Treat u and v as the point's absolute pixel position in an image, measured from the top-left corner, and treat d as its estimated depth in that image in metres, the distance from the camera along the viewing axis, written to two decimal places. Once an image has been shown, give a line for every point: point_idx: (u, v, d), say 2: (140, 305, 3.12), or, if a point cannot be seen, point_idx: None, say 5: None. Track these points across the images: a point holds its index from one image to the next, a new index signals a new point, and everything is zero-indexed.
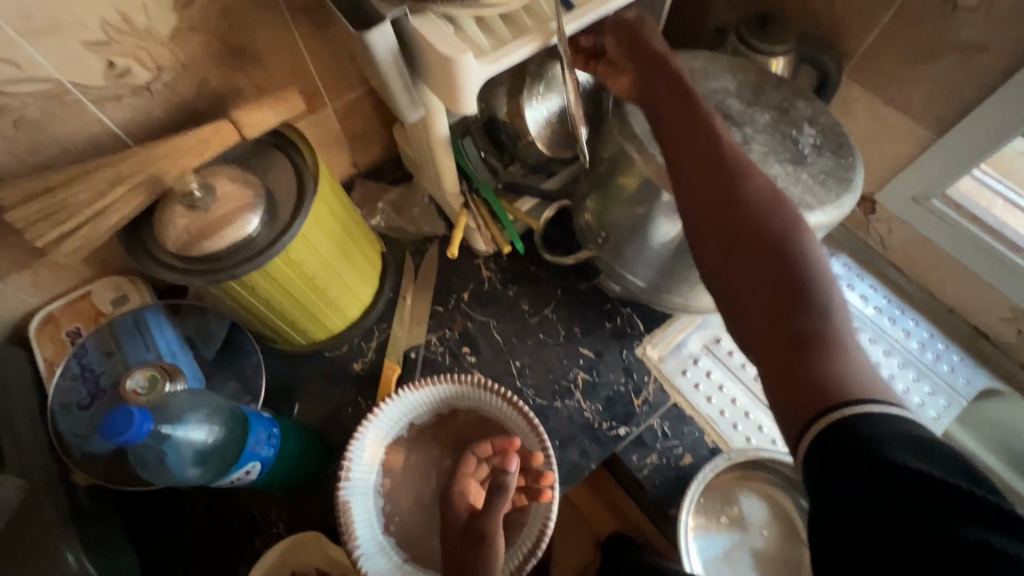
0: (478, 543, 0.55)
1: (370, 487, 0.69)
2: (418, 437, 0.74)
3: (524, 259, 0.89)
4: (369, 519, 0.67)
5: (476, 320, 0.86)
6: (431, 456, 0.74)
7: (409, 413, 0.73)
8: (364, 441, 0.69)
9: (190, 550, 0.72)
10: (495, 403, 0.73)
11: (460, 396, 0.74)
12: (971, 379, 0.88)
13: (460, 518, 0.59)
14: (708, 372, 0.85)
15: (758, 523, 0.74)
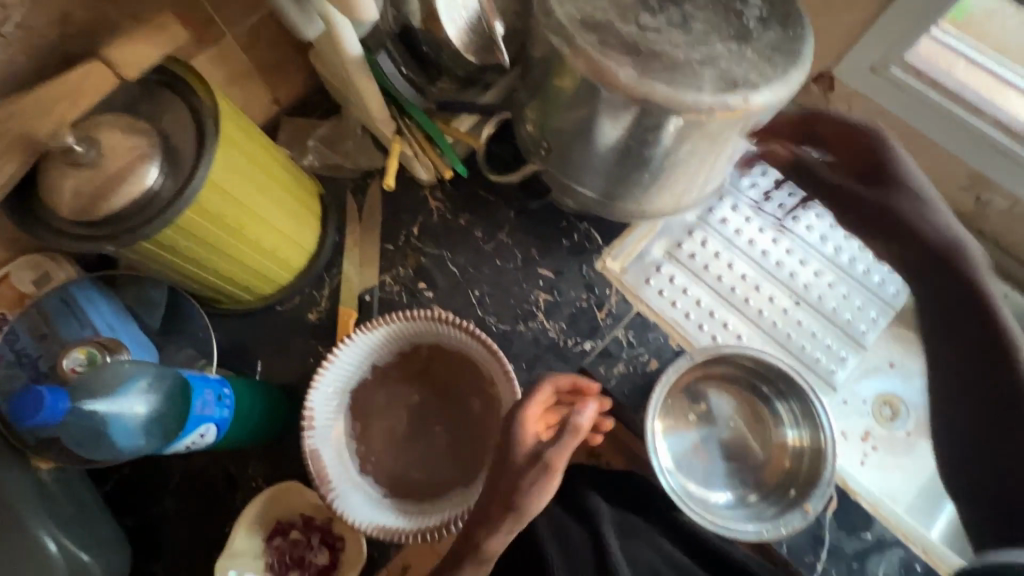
0: (540, 472, 0.55)
1: (337, 431, 0.68)
2: (386, 378, 0.74)
3: (471, 183, 0.84)
4: (343, 461, 0.67)
5: (429, 254, 0.82)
6: (400, 394, 0.74)
7: (368, 355, 0.71)
8: (323, 389, 0.67)
9: (174, 513, 0.72)
10: (455, 335, 0.71)
11: (419, 333, 0.72)
12: None
13: (520, 444, 0.56)
14: (671, 279, 0.85)
15: (724, 416, 0.76)
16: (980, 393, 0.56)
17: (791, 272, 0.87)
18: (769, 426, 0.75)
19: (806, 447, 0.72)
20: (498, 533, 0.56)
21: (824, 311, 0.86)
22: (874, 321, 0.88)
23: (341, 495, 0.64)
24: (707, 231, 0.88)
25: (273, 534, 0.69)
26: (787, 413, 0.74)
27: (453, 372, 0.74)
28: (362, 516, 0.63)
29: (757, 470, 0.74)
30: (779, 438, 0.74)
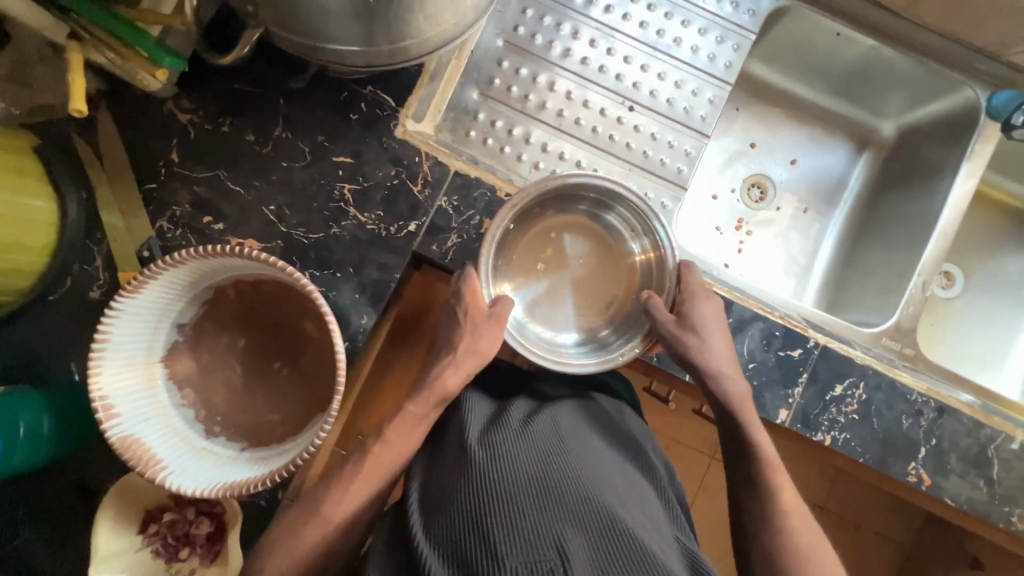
0: (492, 323, 0.64)
1: (164, 402, 0.62)
2: (202, 335, 0.66)
3: (220, 80, 0.69)
4: (176, 433, 0.61)
5: (202, 180, 0.69)
6: (224, 343, 0.66)
7: (159, 315, 0.61)
8: (113, 370, 0.58)
9: (29, 543, 0.65)
10: (246, 262, 0.61)
11: (206, 272, 0.62)
12: (756, 8, 0.80)
13: (468, 303, 0.64)
14: (492, 123, 0.76)
15: (570, 255, 0.73)
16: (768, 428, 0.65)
17: (617, 75, 0.78)
18: (614, 246, 0.73)
19: (649, 257, 0.70)
20: (451, 369, 0.63)
21: (660, 109, 0.78)
22: (712, 103, 0.79)
23: (176, 470, 0.58)
24: (517, 56, 0.77)
25: (146, 524, 0.65)
26: (619, 221, 0.71)
27: (270, 303, 0.66)
28: (204, 483, 0.58)
29: (613, 301, 0.72)
30: (628, 254, 0.72)
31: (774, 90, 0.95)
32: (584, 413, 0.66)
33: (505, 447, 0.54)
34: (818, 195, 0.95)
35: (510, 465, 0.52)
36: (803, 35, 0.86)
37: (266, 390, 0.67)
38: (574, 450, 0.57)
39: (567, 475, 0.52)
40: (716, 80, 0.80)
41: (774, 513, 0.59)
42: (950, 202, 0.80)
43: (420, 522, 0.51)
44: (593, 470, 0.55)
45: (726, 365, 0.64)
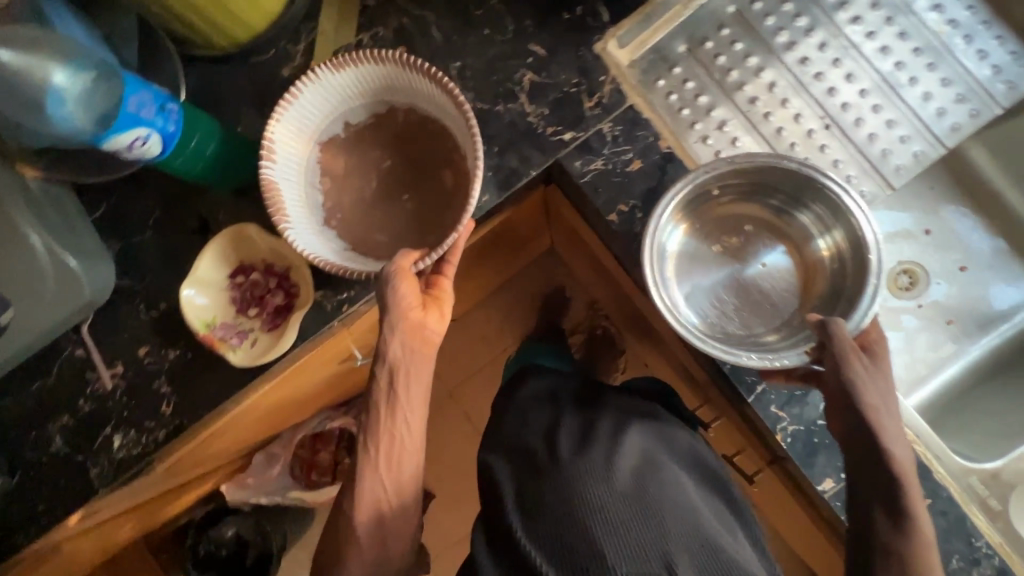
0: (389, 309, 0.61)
1: (306, 175, 0.70)
2: (359, 142, 0.71)
3: None
4: (303, 203, 0.68)
5: (412, 15, 0.74)
6: (372, 159, 0.71)
7: (335, 105, 0.70)
8: (288, 124, 0.67)
9: (153, 243, 0.77)
10: (429, 89, 0.67)
11: (388, 84, 0.69)
12: (1015, 83, 0.73)
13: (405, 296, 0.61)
14: (684, 81, 0.74)
15: (750, 246, 0.72)
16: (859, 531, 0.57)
17: (830, 88, 0.73)
18: (797, 242, 0.71)
19: (841, 249, 0.68)
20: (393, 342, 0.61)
21: (858, 141, 0.73)
22: (915, 157, 0.72)
23: (295, 227, 0.66)
24: (740, 28, 0.75)
25: (236, 273, 0.73)
26: (811, 222, 0.70)
27: (430, 141, 0.70)
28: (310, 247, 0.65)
29: (778, 309, 0.70)
30: (812, 253, 0.70)
31: (981, 186, 0.86)
32: (664, 440, 0.66)
33: (588, 459, 0.58)
34: (974, 314, 0.85)
35: (597, 483, 0.55)
36: None
37: (387, 211, 0.70)
38: (659, 476, 0.58)
39: (656, 502, 0.55)
40: (931, 137, 0.73)
41: None
42: None
43: (517, 517, 0.56)
44: (679, 500, 0.57)
45: (887, 420, 0.55)
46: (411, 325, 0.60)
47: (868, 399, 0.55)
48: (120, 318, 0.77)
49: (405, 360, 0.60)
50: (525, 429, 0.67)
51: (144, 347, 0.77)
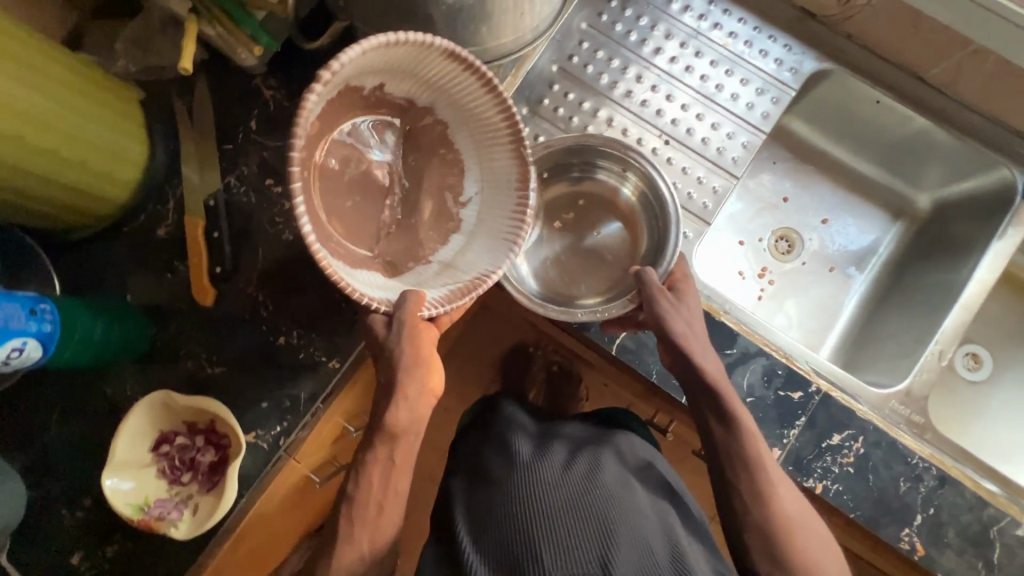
0: (407, 368, 0.57)
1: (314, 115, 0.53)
2: (356, 95, 0.56)
3: (305, 66, 0.79)
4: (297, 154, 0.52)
5: (272, 148, 0.78)
6: (373, 134, 0.59)
7: (395, 64, 0.55)
8: (367, 58, 0.51)
9: (61, 440, 0.73)
10: (490, 119, 0.59)
11: (445, 82, 0.57)
12: (798, 68, 0.85)
13: (425, 348, 0.58)
14: (535, 138, 0.82)
15: (583, 220, 0.81)
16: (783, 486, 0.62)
17: (658, 110, 0.84)
18: (614, 198, 0.81)
19: (643, 190, 0.77)
20: (402, 406, 0.58)
21: (695, 147, 0.83)
22: (744, 147, 0.84)
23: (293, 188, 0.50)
24: (568, 82, 0.84)
25: (159, 444, 0.70)
26: (610, 175, 0.79)
27: (439, 148, 0.62)
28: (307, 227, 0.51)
29: (620, 262, 0.80)
30: (626, 203, 0.80)
31: (814, 150, 0.96)
32: (628, 447, 0.70)
33: (546, 478, 0.61)
34: (847, 255, 0.95)
35: (548, 497, 0.59)
36: (841, 99, 0.89)
37: (367, 212, 0.59)
38: (606, 478, 0.62)
39: (603, 507, 0.58)
40: (751, 128, 0.84)
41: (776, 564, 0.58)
42: (977, 274, 0.81)
43: (469, 533, 0.60)
44: (628, 504, 0.60)
45: (693, 341, 0.63)
46: (425, 384, 0.58)
47: (675, 328, 0.63)
48: (40, 533, 0.71)
49: (411, 429, 0.59)
50: (483, 455, 0.69)
51: (76, 553, 0.71)
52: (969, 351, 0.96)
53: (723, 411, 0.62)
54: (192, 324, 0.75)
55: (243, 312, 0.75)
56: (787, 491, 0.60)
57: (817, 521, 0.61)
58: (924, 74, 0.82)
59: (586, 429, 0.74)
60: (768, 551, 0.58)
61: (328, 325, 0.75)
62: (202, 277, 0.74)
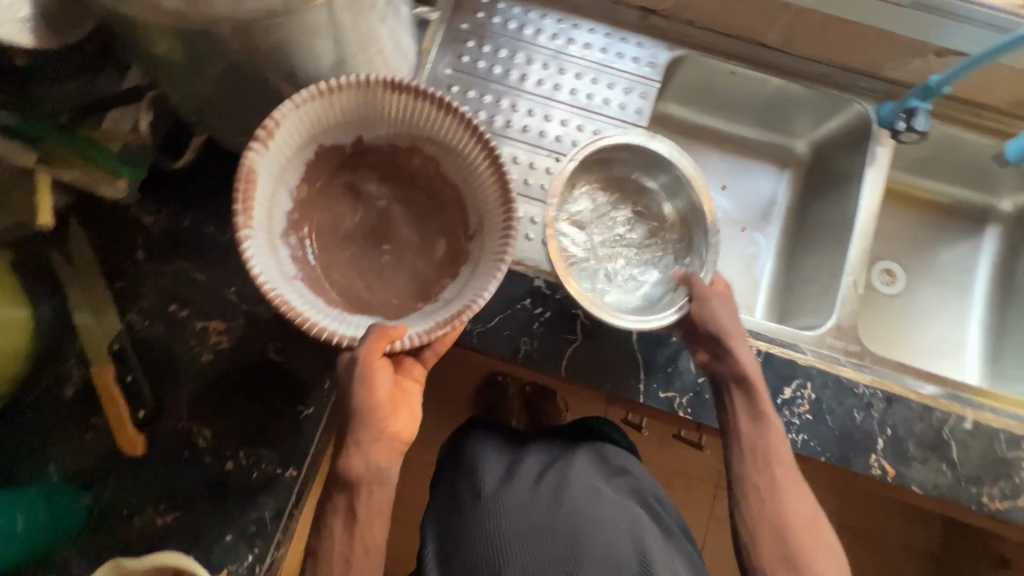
0: (361, 411, 0.55)
1: (290, 166, 0.57)
2: (347, 151, 0.61)
3: (180, 181, 0.76)
4: (272, 206, 0.56)
5: (168, 272, 0.74)
6: (366, 187, 0.63)
7: (355, 116, 0.58)
8: (307, 116, 0.55)
9: None
10: (467, 153, 0.59)
11: (420, 123, 0.59)
12: (655, 59, 0.89)
13: (382, 389, 0.55)
14: None
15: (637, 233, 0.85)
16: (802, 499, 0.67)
17: (540, 132, 0.87)
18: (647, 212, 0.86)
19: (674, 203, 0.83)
20: (354, 452, 0.56)
21: None
22: None
23: (254, 238, 0.53)
24: None
25: None
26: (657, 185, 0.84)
27: (428, 194, 0.63)
28: (267, 274, 0.53)
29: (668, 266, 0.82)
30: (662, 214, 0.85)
31: (695, 127, 1.02)
32: (599, 460, 0.74)
33: (514, 512, 0.68)
34: (753, 213, 1.01)
35: (514, 527, 0.67)
36: (702, 79, 0.94)
37: (361, 260, 0.61)
38: (574, 498, 0.68)
39: (570, 529, 0.66)
40: (630, 125, 0.88)
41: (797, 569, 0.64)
42: (862, 203, 0.87)
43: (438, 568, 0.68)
44: (592, 523, 0.66)
45: (734, 329, 0.70)
46: (385, 429, 0.56)
47: (724, 323, 0.69)
48: None
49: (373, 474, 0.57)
50: (456, 480, 0.74)
51: None
52: (883, 268, 1.04)
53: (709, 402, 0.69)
54: (129, 478, 0.70)
55: (181, 449, 0.71)
56: (796, 504, 0.66)
57: (824, 531, 0.66)
58: (763, 39, 0.87)
59: (556, 440, 0.77)
60: (777, 536, 0.65)
61: (274, 434, 0.71)
62: (126, 426, 0.69)
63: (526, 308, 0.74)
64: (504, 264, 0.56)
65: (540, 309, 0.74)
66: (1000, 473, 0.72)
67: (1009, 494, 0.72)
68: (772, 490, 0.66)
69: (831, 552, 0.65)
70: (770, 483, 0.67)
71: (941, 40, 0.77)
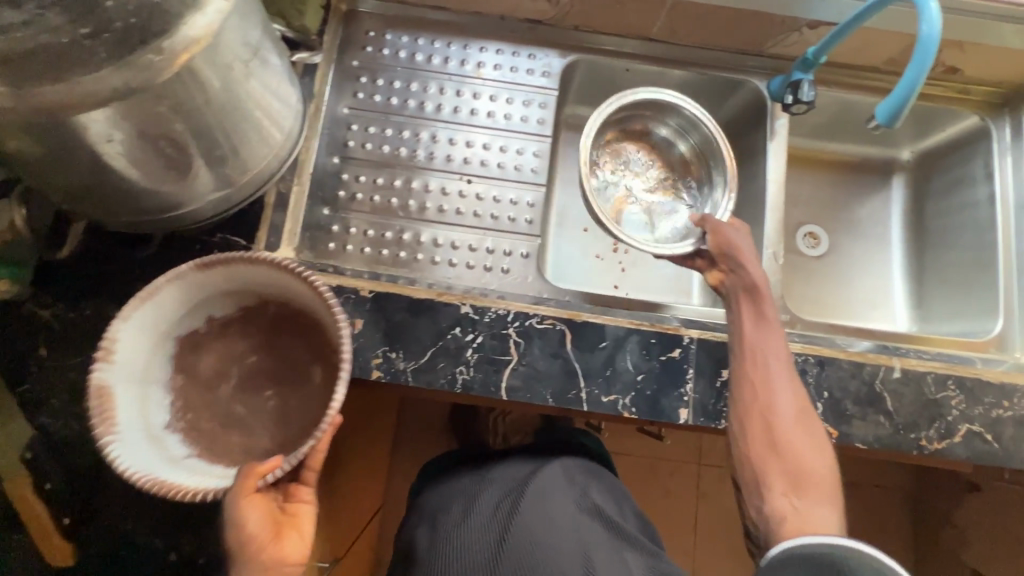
0: (240, 546, 0.53)
1: (149, 367, 0.58)
2: (201, 339, 0.62)
3: (71, 267, 0.71)
4: (144, 407, 0.57)
5: (74, 365, 0.69)
6: (236, 351, 0.64)
7: (199, 300, 0.61)
8: (146, 318, 0.57)
9: None
10: (299, 287, 0.60)
11: (254, 278, 0.61)
12: (549, 68, 0.90)
13: (252, 527, 0.52)
14: (347, 231, 0.83)
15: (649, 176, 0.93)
16: (806, 428, 0.69)
17: (447, 157, 0.87)
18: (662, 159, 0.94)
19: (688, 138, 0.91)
20: None
21: (494, 175, 0.87)
22: (537, 156, 0.88)
23: (121, 438, 0.53)
24: (354, 166, 0.85)
25: None
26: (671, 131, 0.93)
27: (291, 340, 0.64)
28: (140, 465, 0.52)
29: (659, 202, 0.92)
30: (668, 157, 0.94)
31: None
32: (559, 472, 0.79)
33: (473, 532, 0.73)
34: None
35: (471, 545, 0.72)
36: (601, 80, 0.95)
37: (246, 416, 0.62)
38: (526, 510, 0.73)
39: (524, 539, 0.70)
40: (536, 137, 0.89)
41: (798, 491, 0.65)
42: (770, 176, 0.90)
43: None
44: (545, 540, 0.70)
45: (750, 251, 0.76)
46: (270, 557, 0.53)
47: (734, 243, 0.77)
48: None
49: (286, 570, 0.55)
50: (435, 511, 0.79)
51: None
52: (807, 231, 1.08)
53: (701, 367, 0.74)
54: None
55: (119, 549, 0.67)
56: (789, 396, 0.69)
57: (826, 463, 0.67)
58: (649, 34, 0.89)
59: (523, 463, 0.82)
60: (779, 459, 0.67)
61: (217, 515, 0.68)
62: (51, 535, 0.66)
63: (456, 337, 0.73)
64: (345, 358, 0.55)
65: (471, 336, 0.73)
66: (933, 414, 0.75)
67: (944, 433, 0.75)
68: (765, 380, 0.70)
69: (816, 445, 0.68)
70: (766, 377, 0.70)
71: (811, 13, 0.80)
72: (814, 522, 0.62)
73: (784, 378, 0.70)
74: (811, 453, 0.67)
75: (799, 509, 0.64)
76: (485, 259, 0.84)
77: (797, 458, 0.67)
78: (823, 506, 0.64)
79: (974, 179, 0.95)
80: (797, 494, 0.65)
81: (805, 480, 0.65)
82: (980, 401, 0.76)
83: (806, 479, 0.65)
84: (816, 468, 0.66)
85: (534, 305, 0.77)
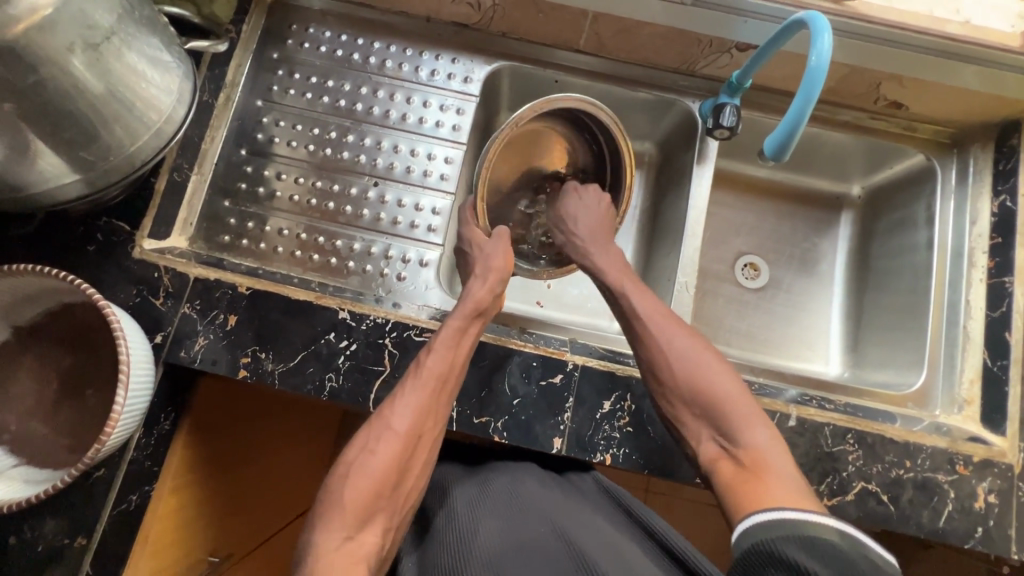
0: (417, 375, 0.64)
1: None
2: (4, 352, 0.66)
3: None
4: None
5: None
6: (50, 357, 0.67)
7: None
8: None
9: None
10: (72, 288, 0.63)
11: (36, 287, 0.63)
12: (472, 74, 0.87)
13: (443, 350, 0.66)
14: (244, 225, 0.82)
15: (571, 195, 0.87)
16: (686, 362, 0.63)
17: (358, 157, 0.85)
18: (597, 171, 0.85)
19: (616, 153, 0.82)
20: (398, 419, 0.60)
21: (404, 178, 0.85)
22: (449, 162, 0.86)
23: None
24: (261, 160, 0.84)
25: None
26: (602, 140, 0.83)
27: (101, 337, 0.68)
28: None
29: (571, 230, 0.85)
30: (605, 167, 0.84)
31: None
32: (551, 480, 0.68)
33: (480, 521, 0.58)
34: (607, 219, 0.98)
35: (486, 524, 0.57)
36: (529, 90, 0.91)
37: (67, 417, 0.66)
38: (540, 504, 0.60)
39: (549, 526, 0.56)
40: (451, 142, 0.86)
41: (725, 437, 0.59)
42: (691, 202, 0.86)
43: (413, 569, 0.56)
44: (575, 526, 0.57)
45: (586, 232, 0.77)
46: (434, 405, 0.63)
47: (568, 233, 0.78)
48: None
49: (394, 458, 0.58)
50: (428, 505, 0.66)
51: None
52: (746, 262, 1.00)
53: (597, 387, 0.72)
54: None
55: None
56: (670, 335, 0.65)
57: (734, 388, 0.61)
58: (577, 46, 0.86)
59: (516, 463, 0.71)
60: (697, 412, 0.61)
61: (65, 504, 0.67)
62: None
63: (330, 343, 0.71)
64: (124, 366, 0.60)
65: (345, 343, 0.71)
66: (827, 469, 0.71)
67: (836, 490, 0.70)
68: (638, 341, 0.67)
69: (718, 367, 0.63)
70: (637, 330, 0.68)
71: (738, 36, 0.77)
72: (749, 456, 0.56)
73: (642, 332, 0.67)
74: (715, 377, 0.62)
75: (731, 448, 0.58)
76: (382, 265, 0.82)
77: (704, 393, 0.61)
78: (752, 428, 0.58)
79: (917, 221, 0.89)
80: (717, 430, 0.60)
81: (719, 412, 0.60)
82: (879, 458, 0.71)
83: (718, 415, 0.60)
84: (726, 390, 0.61)
85: (417, 316, 0.74)
